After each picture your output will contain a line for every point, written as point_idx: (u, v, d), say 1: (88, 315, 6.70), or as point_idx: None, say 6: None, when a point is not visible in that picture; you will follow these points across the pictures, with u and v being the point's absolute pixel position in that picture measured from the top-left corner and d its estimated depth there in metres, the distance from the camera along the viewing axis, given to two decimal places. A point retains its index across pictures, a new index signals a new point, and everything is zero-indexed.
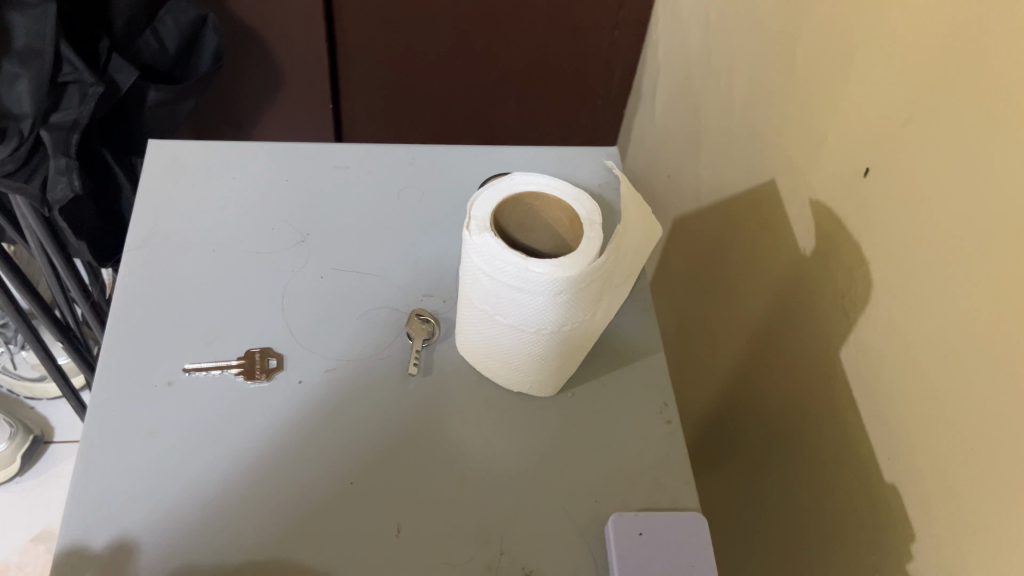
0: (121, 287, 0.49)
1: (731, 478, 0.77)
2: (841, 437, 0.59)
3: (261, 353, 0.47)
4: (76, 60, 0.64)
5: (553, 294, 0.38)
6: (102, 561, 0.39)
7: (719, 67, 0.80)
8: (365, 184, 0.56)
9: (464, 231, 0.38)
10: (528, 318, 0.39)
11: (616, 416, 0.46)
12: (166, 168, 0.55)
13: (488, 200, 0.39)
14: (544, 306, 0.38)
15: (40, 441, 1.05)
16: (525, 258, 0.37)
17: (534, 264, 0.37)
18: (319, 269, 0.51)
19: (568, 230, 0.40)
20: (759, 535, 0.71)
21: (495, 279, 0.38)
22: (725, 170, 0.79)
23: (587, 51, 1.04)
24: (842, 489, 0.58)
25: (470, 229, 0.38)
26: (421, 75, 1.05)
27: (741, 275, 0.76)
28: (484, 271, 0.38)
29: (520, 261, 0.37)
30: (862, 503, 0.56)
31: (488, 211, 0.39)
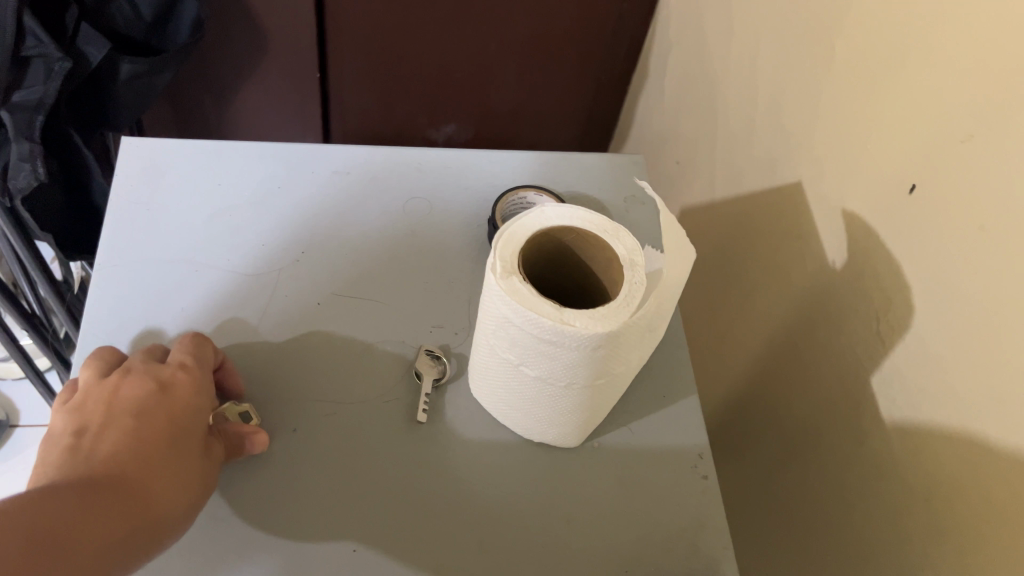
0: (94, 308, 0.45)
1: (737, 490, 0.76)
2: (867, 467, 0.56)
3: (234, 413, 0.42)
4: (42, 33, 0.57)
5: (589, 350, 0.32)
6: None
7: (739, 54, 0.75)
8: (363, 197, 0.52)
9: (488, 272, 0.33)
10: (558, 372, 0.34)
11: (646, 472, 0.44)
12: (143, 173, 0.51)
13: (514, 237, 0.34)
14: (576, 362, 0.33)
15: (4, 425, 1.00)
16: (557, 309, 0.32)
17: (569, 317, 0.32)
18: (317, 295, 0.48)
19: (604, 268, 0.35)
20: (765, 554, 0.69)
21: (523, 331, 0.33)
22: (741, 165, 0.75)
23: (593, 26, 0.98)
24: (865, 521, 0.55)
25: (495, 271, 0.33)
26: (416, 46, 0.98)
27: (755, 281, 0.72)
28: (505, 318, 0.33)
29: (549, 313, 0.32)
30: (889, 540, 0.53)
31: (514, 251, 0.34)
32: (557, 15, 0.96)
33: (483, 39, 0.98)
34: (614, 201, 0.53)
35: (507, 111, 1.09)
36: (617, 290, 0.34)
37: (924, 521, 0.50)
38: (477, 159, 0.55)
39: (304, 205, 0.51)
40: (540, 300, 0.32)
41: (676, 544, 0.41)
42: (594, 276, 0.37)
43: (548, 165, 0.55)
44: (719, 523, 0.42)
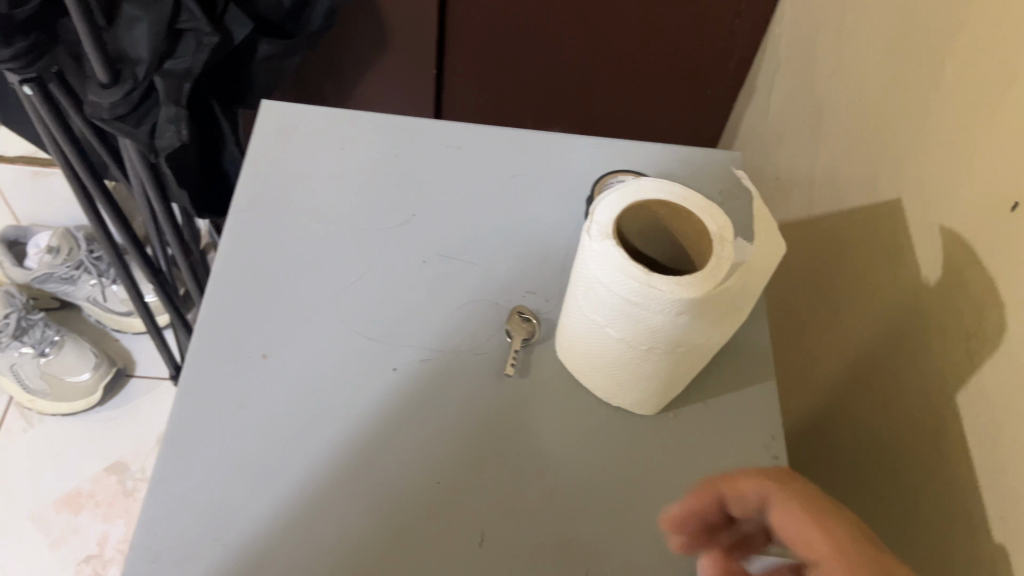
0: (226, 247, 0.50)
1: None
2: (943, 484, 0.56)
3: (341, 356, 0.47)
4: (196, 9, 0.63)
5: (672, 315, 0.35)
6: (196, 537, 0.41)
7: (850, 71, 0.75)
8: (474, 169, 0.56)
9: (585, 234, 0.36)
10: (641, 335, 0.37)
11: (718, 446, 0.45)
12: (277, 131, 0.56)
13: (613, 205, 0.37)
14: (661, 325, 0.36)
15: (122, 373, 1.08)
16: (646, 272, 0.34)
17: (657, 281, 0.34)
18: (424, 253, 0.51)
19: (698, 241, 0.38)
20: None
21: (611, 291, 0.35)
22: (843, 180, 0.75)
23: (703, 39, 0.99)
24: (937, 537, 0.56)
25: (591, 234, 0.36)
26: (530, 50, 1.01)
27: (846, 294, 0.72)
28: (601, 283, 0.36)
29: (641, 277, 0.34)
30: (959, 556, 0.53)
31: (611, 218, 0.36)
32: (668, 27, 0.97)
33: (594, 47, 1.01)
34: (712, 196, 0.55)
35: (612, 117, 1.12)
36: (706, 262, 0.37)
37: (995, 539, 0.50)
38: (583, 144, 0.57)
39: (417, 172, 0.55)
40: (632, 265, 0.34)
41: None
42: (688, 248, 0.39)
43: (651, 155, 0.57)
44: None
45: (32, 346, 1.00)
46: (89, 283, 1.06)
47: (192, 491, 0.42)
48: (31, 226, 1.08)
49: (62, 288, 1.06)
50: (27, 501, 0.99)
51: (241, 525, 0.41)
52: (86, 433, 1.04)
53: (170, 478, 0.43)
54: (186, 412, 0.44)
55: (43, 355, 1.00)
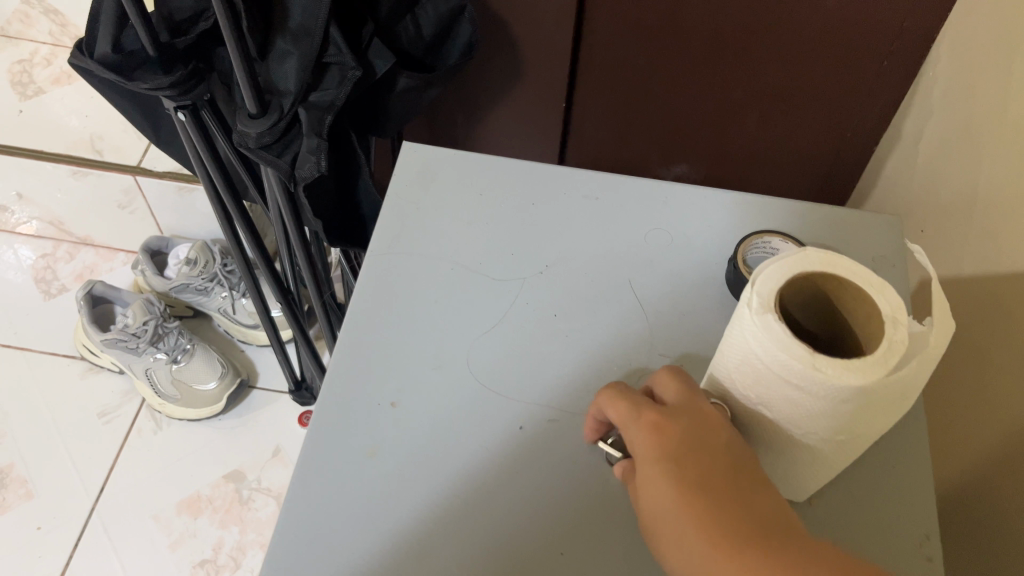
0: (363, 288, 0.52)
1: None
2: None
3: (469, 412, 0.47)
4: (342, 43, 0.66)
5: (835, 400, 0.32)
6: None
7: (1014, 124, 0.70)
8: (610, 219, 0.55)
9: (744, 304, 0.34)
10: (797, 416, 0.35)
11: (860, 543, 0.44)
12: (417, 174, 0.57)
13: (775, 275, 0.35)
14: (820, 409, 0.33)
15: (245, 384, 1.12)
16: (812, 353, 0.32)
17: (824, 364, 0.32)
18: (555, 306, 0.51)
19: (863, 323, 0.35)
20: None
21: (769, 368, 0.33)
22: (999, 240, 0.69)
23: (845, 82, 0.94)
24: None
25: (751, 305, 0.34)
26: (663, 86, 1.00)
27: (999, 367, 0.67)
28: (753, 347, 0.34)
29: (801, 357, 0.32)
30: None
31: (774, 289, 0.34)
32: (810, 67, 0.94)
33: (729, 85, 0.98)
34: (862, 263, 0.52)
35: (743, 157, 1.08)
36: (874, 347, 0.34)
37: None
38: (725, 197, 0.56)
39: (550, 220, 0.55)
40: (794, 342, 0.32)
41: None
42: (850, 326, 0.36)
43: (797, 211, 0.55)
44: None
45: (166, 353, 1.05)
46: (220, 295, 1.11)
47: (320, 534, 0.43)
48: (172, 237, 1.14)
49: (196, 299, 1.11)
50: (150, 500, 1.04)
51: (363, 575, 0.42)
52: (207, 439, 1.09)
53: (299, 519, 0.44)
54: (319, 460, 0.46)
55: (175, 362, 1.06)
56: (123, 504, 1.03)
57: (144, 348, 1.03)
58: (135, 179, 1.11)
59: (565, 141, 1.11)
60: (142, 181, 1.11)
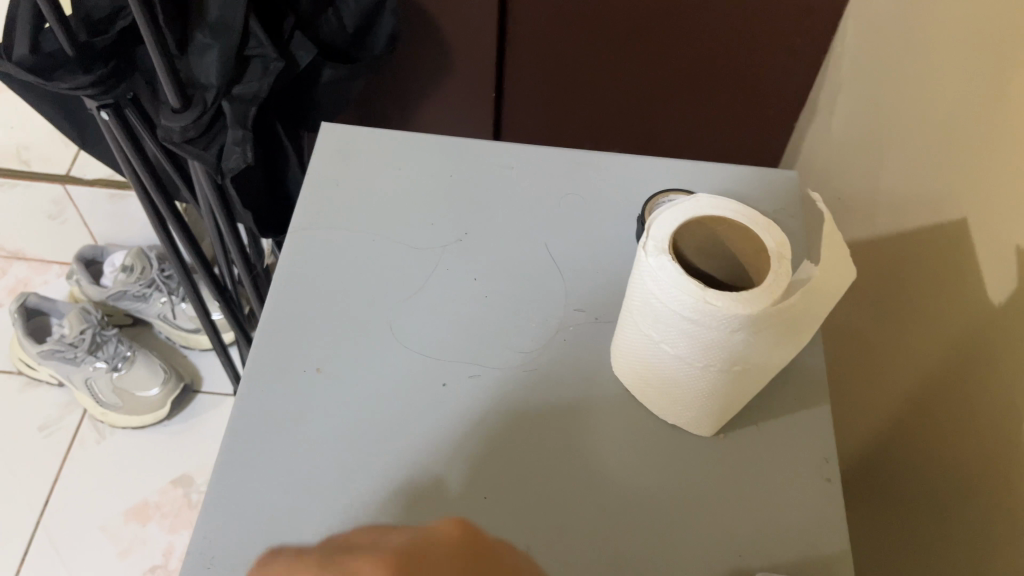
0: (287, 266, 0.54)
1: (867, 527, 0.75)
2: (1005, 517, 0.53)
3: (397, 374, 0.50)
4: (262, 36, 0.67)
5: (725, 330, 0.35)
6: (253, 546, 0.44)
7: (915, 87, 0.74)
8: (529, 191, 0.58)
9: (640, 250, 0.37)
10: (696, 353, 0.38)
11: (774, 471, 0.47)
12: (335, 153, 0.60)
13: (669, 220, 0.38)
14: (714, 343, 0.36)
15: (189, 389, 1.12)
16: (702, 288, 0.35)
17: (712, 297, 0.34)
18: (475, 271, 0.54)
19: (753, 261, 0.38)
20: None
21: (667, 307, 0.36)
22: (907, 199, 0.73)
23: (762, 61, 0.98)
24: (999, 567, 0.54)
25: (647, 249, 0.37)
26: (589, 71, 1.02)
27: (910, 318, 0.70)
28: (653, 286, 0.36)
29: (694, 291, 0.35)
30: None
31: (668, 233, 0.37)
32: (729, 46, 0.97)
33: (653, 68, 1.01)
34: (766, 215, 0.55)
35: (670, 138, 1.11)
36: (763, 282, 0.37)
37: None
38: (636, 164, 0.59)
39: (471, 195, 0.58)
40: (687, 278, 0.35)
41: (797, 538, 0.45)
42: (744, 268, 0.39)
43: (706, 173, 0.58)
44: (838, 528, 0.45)
45: (106, 361, 1.04)
46: (160, 301, 1.10)
47: (254, 499, 0.45)
48: (107, 246, 1.13)
49: (135, 306, 1.11)
50: (97, 511, 1.03)
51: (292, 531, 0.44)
52: (153, 446, 1.08)
53: (229, 485, 0.45)
54: (247, 426, 0.47)
55: (116, 369, 1.05)
56: (69, 516, 1.02)
57: (83, 357, 1.02)
58: (64, 188, 1.10)
59: (498, 131, 1.13)
60: (73, 190, 1.10)
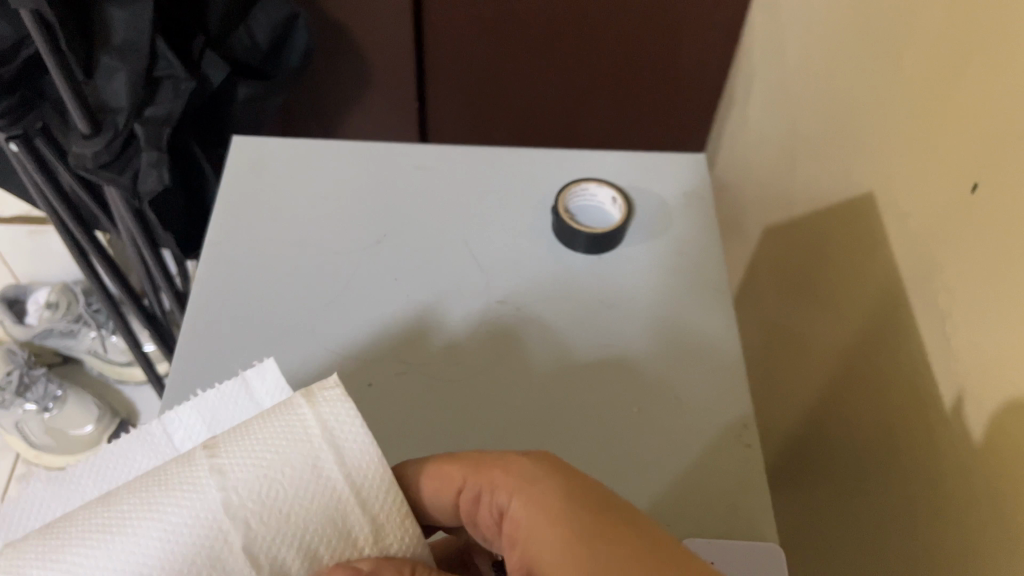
0: (202, 279, 0.54)
1: (789, 499, 0.77)
2: (909, 470, 0.56)
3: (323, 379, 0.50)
4: (171, 56, 0.67)
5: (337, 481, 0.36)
6: None
7: (819, 74, 0.77)
8: (452, 198, 0.60)
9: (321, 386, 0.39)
10: (256, 475, 0.35)
11: (692, 440, 0.50)
12: (249, 162, 0.61)
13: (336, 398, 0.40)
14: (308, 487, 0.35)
15: (125, 424, 1.10)
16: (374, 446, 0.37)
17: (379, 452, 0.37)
18: (395, 271, 0.55)
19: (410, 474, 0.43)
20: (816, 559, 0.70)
21: (318, 435, 0.36)
22: (819, 181, 0.76)
23: (677, 56, 1.00)
24: (904, 518, 0.56)
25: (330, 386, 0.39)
26: (507, 76, 1.04)
27: (828, 293, 0.73)
28: (341, 432, 0.37)
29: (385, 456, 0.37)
30: (920, 528, 0.54)
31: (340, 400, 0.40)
32: (642, 46, 0.99)
33: (571, 70, 1.03)
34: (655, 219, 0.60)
35: (595, 138, 1.13)
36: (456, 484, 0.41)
37: (956, 512, 0.51)
38: (547, 162, 0.64)
39: (389, 195, 0.60)
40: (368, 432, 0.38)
41: (717, 503, 0.48)
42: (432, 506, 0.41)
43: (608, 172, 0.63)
44: (757, 491, 0.48)
45: (35, 402, 1.01)
46: (88, 336, 1.07)
47: None
48: (30, 284, 1.11)
49: (63, 343, 1.08)
50: None
51: None
52: None
53: None
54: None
55: (47, 410, 1.01)
56: None
57: (11, 400, 1.00)
58: None
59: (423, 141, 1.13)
60: None
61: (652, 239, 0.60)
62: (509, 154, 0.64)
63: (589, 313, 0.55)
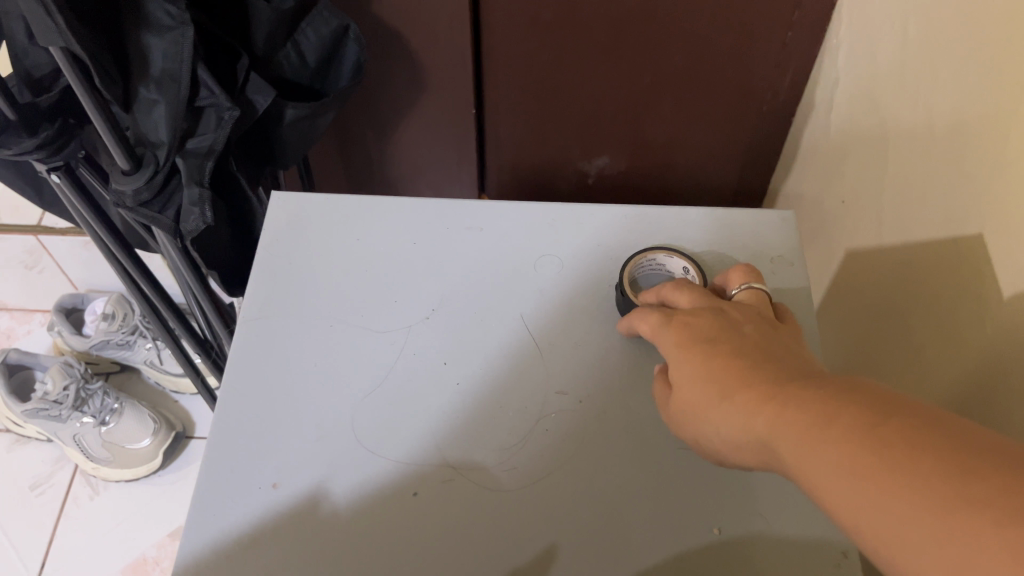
0: (240, 364, 0.58)
1: None
2: None
3: (363, 476, 0.53)
4: (213, 85, 0.62)
5: None
6: None
7: (915, 89, 0.70)
8: (488, 270, 0.63)
9: None
10: None
11: (779, 552, 0.51)
12: (288, 224, 0.65)
13: None
14: None
15: (181, 436, 1.09)
16: None
17: None
18: (442, 355, 0.58)
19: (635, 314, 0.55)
20: None
21: None
22: (913, 210, 0.69)
23: (753, 58, 0.93)
24: None
25: None
26: (569, 81, 0.97)
27: (927, 339, 0.66)
28: None
29: None
30: None
31: None
32: (715, 49, 0.92)
33: (640, 74, 0.96)
34: None
35: (662, 144, 1.06)
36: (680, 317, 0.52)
37: None
38: (599, 226, 0.66)
39: (433, 262, 0.64)
40: None
41: None
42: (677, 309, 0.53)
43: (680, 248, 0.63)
44: None
45: (93, 416, 1.00)
46: (145, 347, 1.07)
47: None
48: (87, 292, 1.10)
49: (120, 354, 1.07)
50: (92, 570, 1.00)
51: None
52: (148, 499, 1.05)
53: None
54: (195, 538, 0.51)
55: (105, 424, 1.01)
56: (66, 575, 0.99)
57: (69, 414, 0.99)
58: (37, 238, 1.04)
59: (480, 144, 1.09)
60: (45, 239, 1.04)
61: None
62: (565, 210, 0.67)
63: (630, 405, 0.56)
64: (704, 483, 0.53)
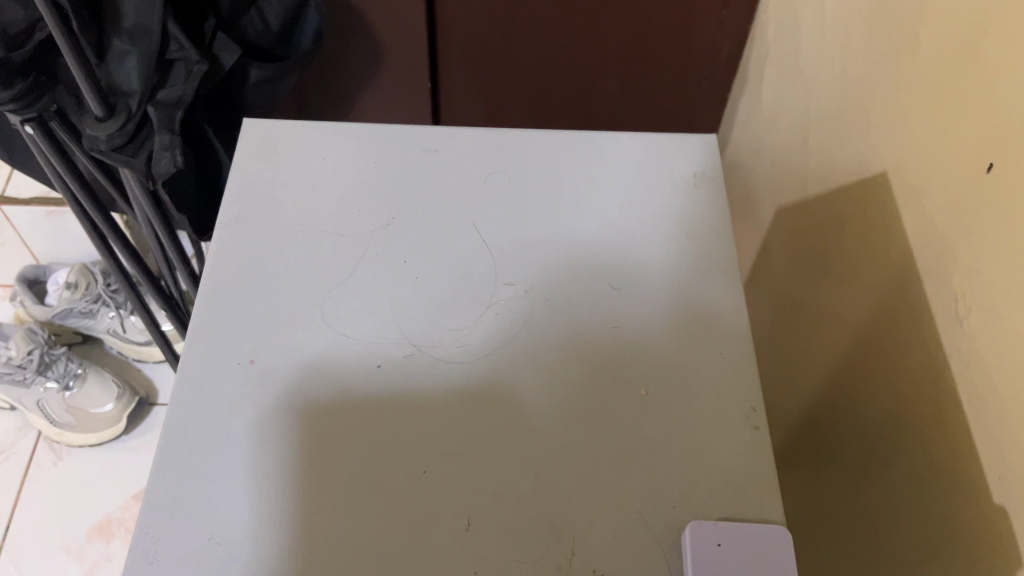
0: (214, 263, 0.58)
1: (812, 479, 0.78)
2: (928, 446, 0.57)
3: (328, 363, 0.53)
4: (183, 39, 0.66)
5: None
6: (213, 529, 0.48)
7: (832, 53, 0.76)
8: (456, 179, 0.63)
9: None
10: None
11: (700, 423, 0.52)
12: (259, 147, 0.64)
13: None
14: None
15: (144, 403, 1.11)
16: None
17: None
18: (403, 254, 0.59)
19: None
20: (829, 527, 0.73)
21: None
22: (831, 162, 0.76)
23: (690, 35, 0.99)
24: (931, 498, 0.57)
25: None
26: (519, 56, 1.03)
27: (844, 275, 0.73)
28: None
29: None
30: (944, 512, 0.55)
31: None
32: (656, 25, 0.98)
33: (585, 49, 1.02)
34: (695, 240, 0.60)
35: (608, 118, 1.12)
36: None
37: (980, 485, 0.51)
38: (562, 144, 0.66)
39: (398, 172, 0.64)
40: None
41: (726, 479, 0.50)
42: None
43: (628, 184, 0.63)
44: (764, 472, 0.51)
45: (56, 381, 1.02)
46: (107, 316, 1.09)
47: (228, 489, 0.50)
48: (48, 265, 1.12)
49: (82, 323, 1.09)
50: (57, 532, 1.02)
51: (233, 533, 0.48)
52: (112, 463, 1.07)
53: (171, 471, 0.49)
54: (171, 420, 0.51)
55: (67, 389, 1.03)
56: (30, 537, 1.01)
57: (32, 378, 1.01)
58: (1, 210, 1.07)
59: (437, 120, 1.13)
60: (8, 210, 1.07)
61: (668, 274, 0.59)
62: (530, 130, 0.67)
63: (589, 297, 0.57)
64: (648, 371, 0.54)
